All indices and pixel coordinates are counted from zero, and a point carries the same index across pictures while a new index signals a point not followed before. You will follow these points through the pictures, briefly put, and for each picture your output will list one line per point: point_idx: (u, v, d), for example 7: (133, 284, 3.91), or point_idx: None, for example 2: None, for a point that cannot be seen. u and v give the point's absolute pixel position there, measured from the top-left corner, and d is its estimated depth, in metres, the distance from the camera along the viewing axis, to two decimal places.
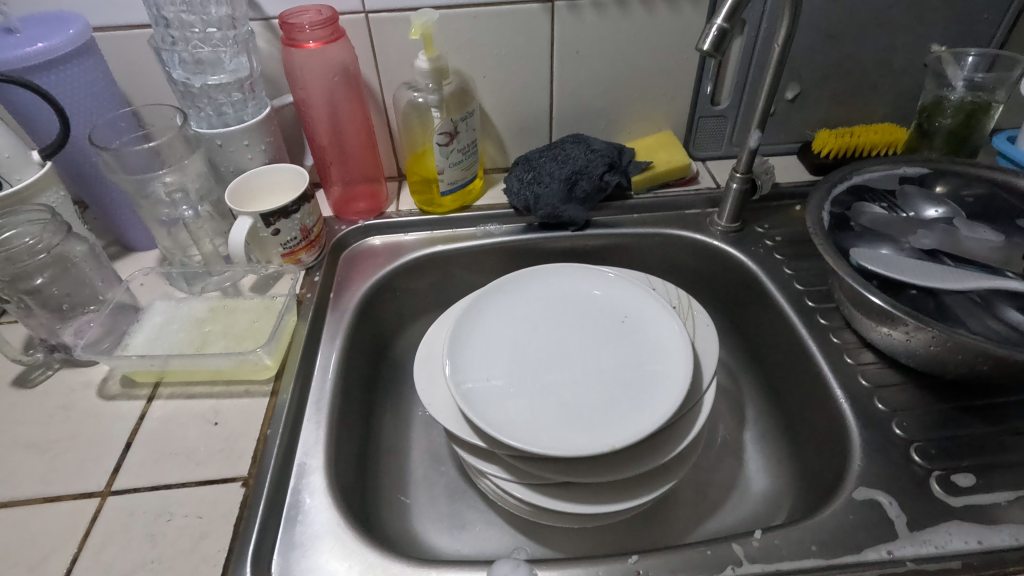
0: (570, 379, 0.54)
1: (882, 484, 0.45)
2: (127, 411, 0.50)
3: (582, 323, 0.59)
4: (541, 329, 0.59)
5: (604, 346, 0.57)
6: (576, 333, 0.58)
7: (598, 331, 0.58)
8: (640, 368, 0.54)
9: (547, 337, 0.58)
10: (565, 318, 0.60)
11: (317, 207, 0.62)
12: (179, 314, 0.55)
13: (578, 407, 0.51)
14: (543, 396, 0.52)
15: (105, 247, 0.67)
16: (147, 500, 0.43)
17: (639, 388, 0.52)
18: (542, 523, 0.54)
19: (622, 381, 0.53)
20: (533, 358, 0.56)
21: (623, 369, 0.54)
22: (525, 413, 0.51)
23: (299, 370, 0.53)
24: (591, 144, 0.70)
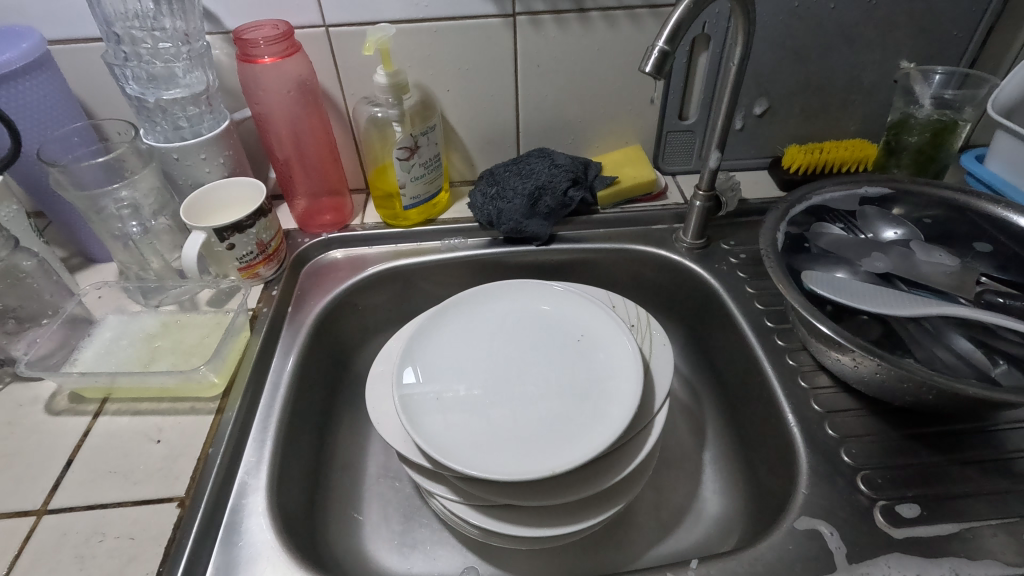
0: (520, 399, 0.54)
1: (825, 513, 0.44)
2: (72, 427, 0.50)
3: (537, 341, 0.59)
4: (496, 348, 0.59)
5: (558, 365, 0.56)
6: (530, 351, 0.58)
7: (553, 350, 0.58)
8: (590, 389, 0.53)
9: (501, 355, 0.58)
10: (521, 336, 0.60)
11: (275, 222, 0.62)
12: (131, 329, 0.55)
13: (525, 429, 0.51)
14: (491, 417, 0.52)
15: (67, 258, 0.67)
16: (81, 520, 0.43)
17: (587, 410, 0.51)
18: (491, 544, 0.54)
19: (572, 402, 0.53)
20: (485, 377, 0.56)
21: (573, 390, 0.54)
22: (470, 434, 0.50)
23: (247, 386, 0.53)
24: (555, 159, 0.70)
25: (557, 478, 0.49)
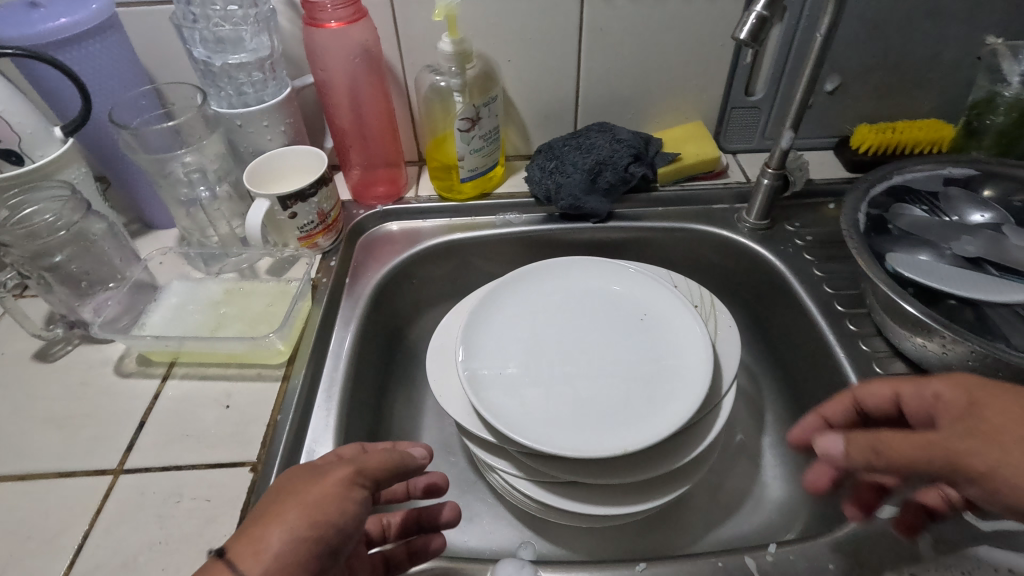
0: (584, 377, 0.53)
1: (908, 502, 0.43)
2: (142, 389, 0.51)
3: (598, 320, 0.58)
4: (557, 324, 0.58)
5: (621, 344, 0.55)
6: (592, 329, 0.57)
7: (615, 328, 0.57)
8: (656, 370, 0.52)
9: (562, 331, 0.57)
10: (581, 314, 0.59)
11: (335, 191, 0.61)
12: (196, 295, 0.55)
13: (590, 406, 0.50)
14: (555, 393, 0.51)
15: (126, 224, 0.67)
16: (158, 480, 0.44)
17: (654, 391, 0.50)
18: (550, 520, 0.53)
19: (638, 382, 0.52)
20: (548, 354, 0.55)
21: (638, 369, 0.53)
22: (535, 409, 0.50)
23: (311, 355, 0.53)
24: (616, 133, 0.68)
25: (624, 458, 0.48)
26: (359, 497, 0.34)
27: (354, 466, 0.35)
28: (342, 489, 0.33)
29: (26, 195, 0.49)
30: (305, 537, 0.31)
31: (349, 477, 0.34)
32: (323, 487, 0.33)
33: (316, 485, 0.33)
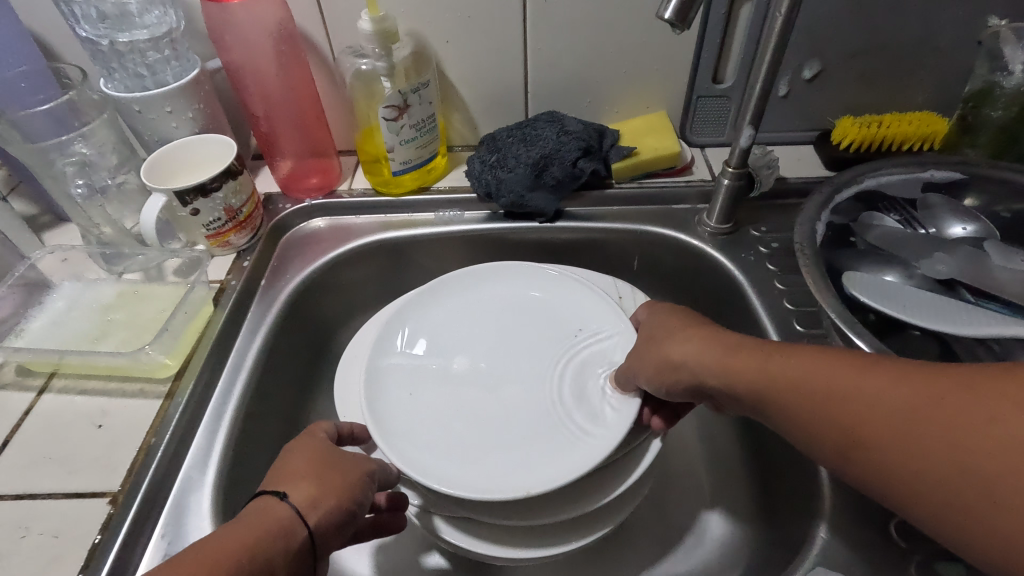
0: (504, 399, 0.47)
1: (846, 565, 0.37)
2: (15, 403, 0.46)
3: (530, 333, 0.52)
4: (485, 337, 0.52)
5: (550, 360, 0.50)
6: (524, 343, 0.51)
7: (546, 342, 0.51)
8: (582, 392, 0.47)
9: (490, 345, 0.51)
10: (513, 325, 0.53)
11: (246, 186, 0.56)
12: (85, 299, 0.51)
13: (506, 434, 0.45)
14: (470, 417, 0.46)
15: (36, 216, 0.62)
16: (6, 511, 0.39)
17: (576, 417, 0.45)
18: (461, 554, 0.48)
19: (561, 406, 0.46)
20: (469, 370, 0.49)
21: (563, 391, 0.47)
22: (440, 436, 0.45)
23: (203, 369, 0.48)
24: (565, 124, 0.61)
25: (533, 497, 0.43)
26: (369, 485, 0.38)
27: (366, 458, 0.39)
28: (359, 472, 0.38)
29: None
30: (332, 502, 0.35)
31: (365, 466, 0.39)
32: (348, 467, 0.38)
33: (338, 456, 0.38)
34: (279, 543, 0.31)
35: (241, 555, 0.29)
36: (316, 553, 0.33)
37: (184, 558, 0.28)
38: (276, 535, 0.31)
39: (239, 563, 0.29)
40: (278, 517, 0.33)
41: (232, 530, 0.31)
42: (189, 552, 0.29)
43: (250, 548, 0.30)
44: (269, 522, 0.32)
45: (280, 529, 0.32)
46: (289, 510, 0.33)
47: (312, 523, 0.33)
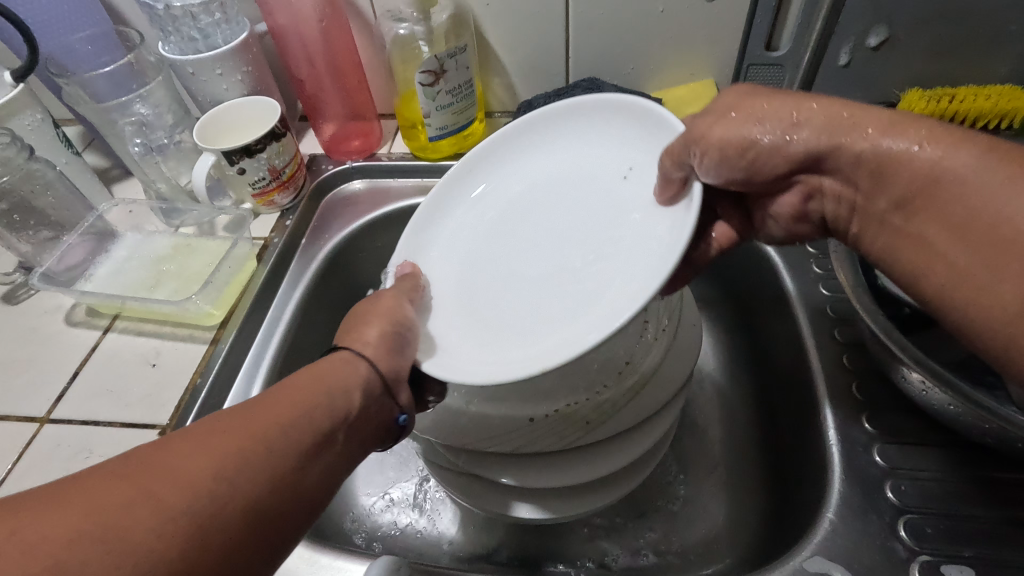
0: (539, 275, 0.37)
1: (847, 555, 0.36)
2: (84, 339, 0.52)
3: (585, 193, 0.40)
4: (506, 228, 0.42)
5: (590, 239, 0.37)
6: (575, 210, 0.39)
7: (597, 207, 0.38)
8: (616, 260, 0.34)
9: (508, 241, 0.41)
10: (553, 198, 0.42)
11: (290, 146, 0.58)
12: (144, 249, 0.55)
13: (540, 310, 0.36)
14: (500, 295, 0.38)
15: (107, 169, 0.65)
16: (74, 433, 0.45)
17: (602, 292, 0.33)
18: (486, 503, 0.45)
19: (579, 290, 0.35)
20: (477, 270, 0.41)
21: (602, 258, 0.35)
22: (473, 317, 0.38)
23: (245, 318, 0.52)
24: (604, 92, 0.59)
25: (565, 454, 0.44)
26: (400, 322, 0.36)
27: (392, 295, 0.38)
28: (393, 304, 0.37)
29: None
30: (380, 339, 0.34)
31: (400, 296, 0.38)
32: (386, 300, 0.37)
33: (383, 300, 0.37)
34: (351, 391, 0.31)
35: (304, 407, 0.28)
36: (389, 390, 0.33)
37: (254, 410, 0.27)
38: (343, 381, 0.31)
39: (317, 412, 0.28)
40: (343, 373, 0.31)
41: (295, 382, 0.29)
42: (257, 407, 0.27)
43: (326, 391, 0.29)
44: (335, 379, 0.30)
45: (338, 371, 0.31)
46: (352, 361, 0.32)
47: (370, 373, 0.32)
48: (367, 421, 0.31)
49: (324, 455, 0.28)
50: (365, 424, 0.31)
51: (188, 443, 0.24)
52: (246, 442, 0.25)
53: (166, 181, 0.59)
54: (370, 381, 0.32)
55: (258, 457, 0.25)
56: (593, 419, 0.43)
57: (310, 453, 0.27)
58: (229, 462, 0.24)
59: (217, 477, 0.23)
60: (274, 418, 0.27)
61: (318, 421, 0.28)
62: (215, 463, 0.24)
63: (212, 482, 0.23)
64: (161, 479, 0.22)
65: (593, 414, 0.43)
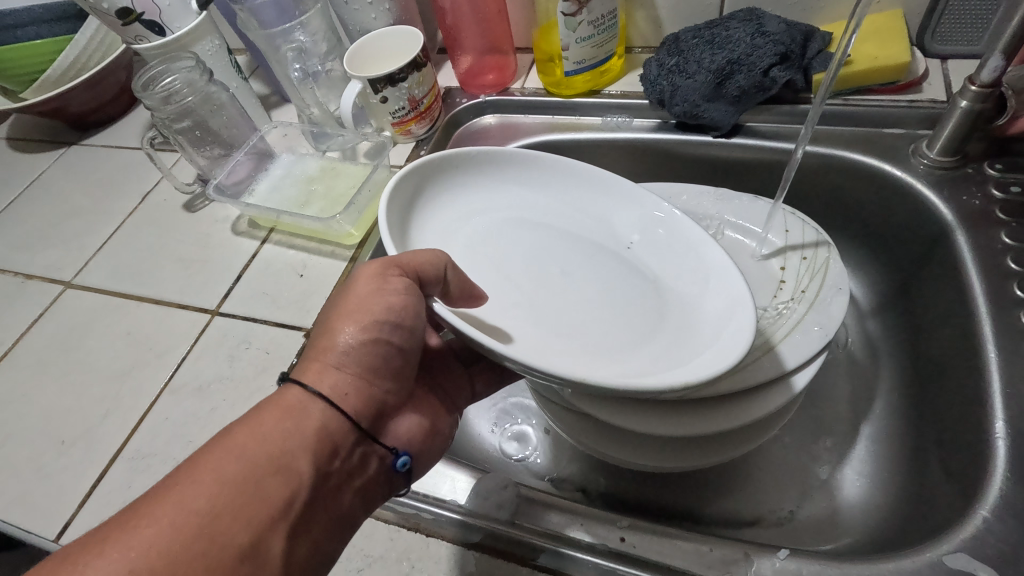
0: (509, 288, 0.41)
1: (999, 559, 0.32)
2: (246, 247, 0.59)
3: (602, 253, 0.44)
4: (546, 262, 0.43)
5: (612, 299, 0.41)
6: (572, 257, 0.44)
7: (598, 266, 0.43)
8: (673, 327, 0.38)
9: (500, 251, 0.44)
10: (559, 240, 0.45)
11: (429, 77, 0.59)
12: (297, 170, 0.60)
13: (579, 343, 0.38)
14: (518, 308, 0.40)
15: (267, 96, 0.71)
16: (238, 326, 0.52)
17: (687, 346, 0.36)
18: (595, 451, 0.46)
19: (644, 339, 0.38)
20: (473, 255, 0.43)
21: (647, 322, 0.39)
22: (520, 325, 0.38)
23: (379, 239, 0.55)
24: (764, 24, 0.53)
25: (678, 409, 0.43)
26: (419, 283, 0.36)
27: (395, 255, 0.37)
28: (375, 281, 0.36)
29: (165, 66, 0.57)
30: (354, 378, 0.36)
31: (382, 278, 0.36)
32: (363, 286, 0.37)
33: (356, 287, 0.37)
34: (298, 458, 0.32)
35: (249, 488, 0.29)
36: (365, 415, 0.37)
37: (192, 485, 0.29)
38: (297, 418, 0.33)
39: (260, 461, 0.31)
40: (300, 414, 0.34)
41: (235, 434, 0.31)
42: (202, 479, 0.29)
43: (273, 427, 0.32)
44: (274, 426, 0.32)
45: (289, 414, 0.33)
46: (305, 402, 0.34)
47: (323, 417, 0.34)
48: (323, 492, 0.33)
49: (277, 544, 0.29)
50: (323, 496, 0.33)
51: (125, 531, 0.27)
52: (175, 518, 0.27)
53: (318, 106, 0.63)
54: (319, 440, 0.33)
55: (194, 557, 0.26)
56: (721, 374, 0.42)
57: (247, 554, 0.28)
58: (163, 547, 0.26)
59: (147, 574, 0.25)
60: (214, 498, 0.28)
61: (263, 513, 0.29)
62: (142, 556, 0.26)
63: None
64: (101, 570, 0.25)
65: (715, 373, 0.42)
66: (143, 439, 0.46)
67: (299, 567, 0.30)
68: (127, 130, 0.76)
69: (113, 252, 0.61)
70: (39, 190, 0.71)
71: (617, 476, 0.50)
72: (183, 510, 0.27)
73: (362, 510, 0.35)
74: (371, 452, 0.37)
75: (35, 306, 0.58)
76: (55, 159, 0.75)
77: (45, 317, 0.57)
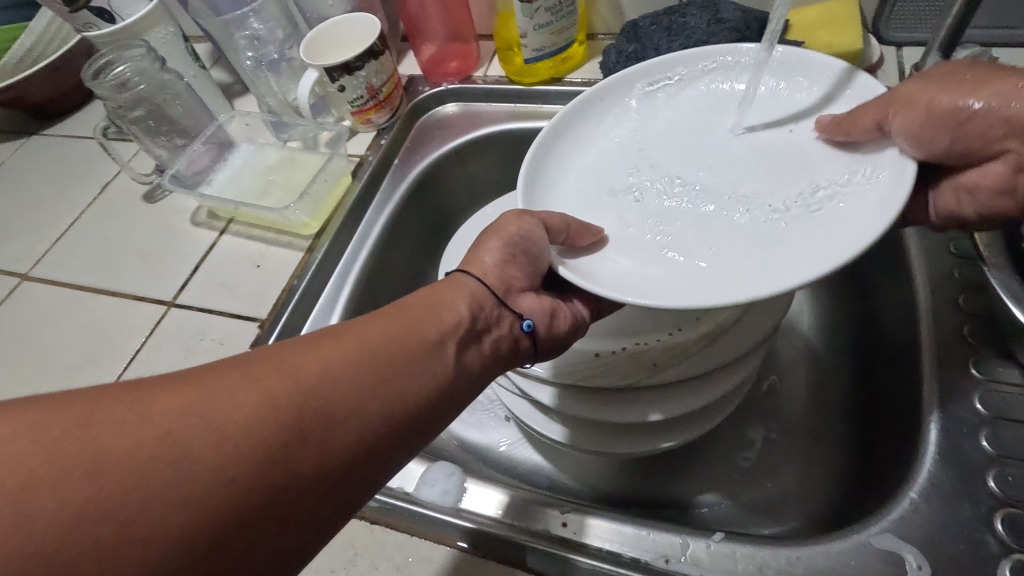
0: (681, 217, 0.35)
1: (924, 539, 0.33)
2: (204, 237, 0.58)
3: (696, 150, 0.39)
4: (720, 172, 0.37)
5: (762, 192, 0.35)
6: (656, 155, 0.39)
7: (785, 168, 0.36)
8: (795, 216, 0.33)
9: (684, 174, 0.38)
10: (711, 142, 0.39)
11: (387, 65, 0.59)
12: (255, 159, 0.59)
13: (706, 246, 0.34)
14: (672, 233, 0.35)
15: (230, 84, 0.71)
16: (195, 318, 0.52)
17: (800, 238, 0.32)
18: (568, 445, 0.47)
19: (775, 227, 0.33)
20: (627, 181, 0.38)
21: (783, 200, 0.34)
22: (640, 243, 0.35)
23: (337, 230, 0.55)
24: (720, 11, 0.53)
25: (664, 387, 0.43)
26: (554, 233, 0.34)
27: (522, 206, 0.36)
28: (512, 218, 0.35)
29: (116, 54, 0.56)
30: (493, 272, 0.35)
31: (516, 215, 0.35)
32: (506, 221, 0.35)
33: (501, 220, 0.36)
34: (440, 327, 0.30)
35: (401, 341, 0.28)
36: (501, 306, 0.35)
37: (360, 326, 0.28)
38: (443, 298, 0.33)
39: (413, 324, 0.30)
40: (448, 294, 0.33)
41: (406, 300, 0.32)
42: (347, 332, 0.28)
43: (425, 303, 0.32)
44: (426, 302, 0.32)
45: (442, 291, 0.33)
46: (456, 286, 0.34)
47: (469, 300, 0.33)
48: (463, 362, 0.30)
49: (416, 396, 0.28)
50: (461, 365, 0.30)
51: (267, 360, 0.25)
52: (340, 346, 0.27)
53: (275, 96, 0.62)
54: (461, 316, 0.32)
55: (342, 384, 0.26)
56: (664, 362, 0.43)
57: (380, 396, 0.26)
58: (329, 363, 0.26)
59: (294, 403, 0.24)
60: (377, 337, 0.28)
61: (403, 364, 0.28)
62: (303, 367, 0.25)
63: (295, 387, 0.25)
64: (253, 386, 0.24)
65: (663, 358, 0.43)
66: None
67: (417, 427, 0.28)
68: (88, 120, 0.75)
69: (72, 244, 0.61)
70: None
71: (574, 463, 0.50)
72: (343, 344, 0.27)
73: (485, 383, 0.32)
74: (505, 330, 0.34)
75: None
76: (15, 149, 0.74)
77: None
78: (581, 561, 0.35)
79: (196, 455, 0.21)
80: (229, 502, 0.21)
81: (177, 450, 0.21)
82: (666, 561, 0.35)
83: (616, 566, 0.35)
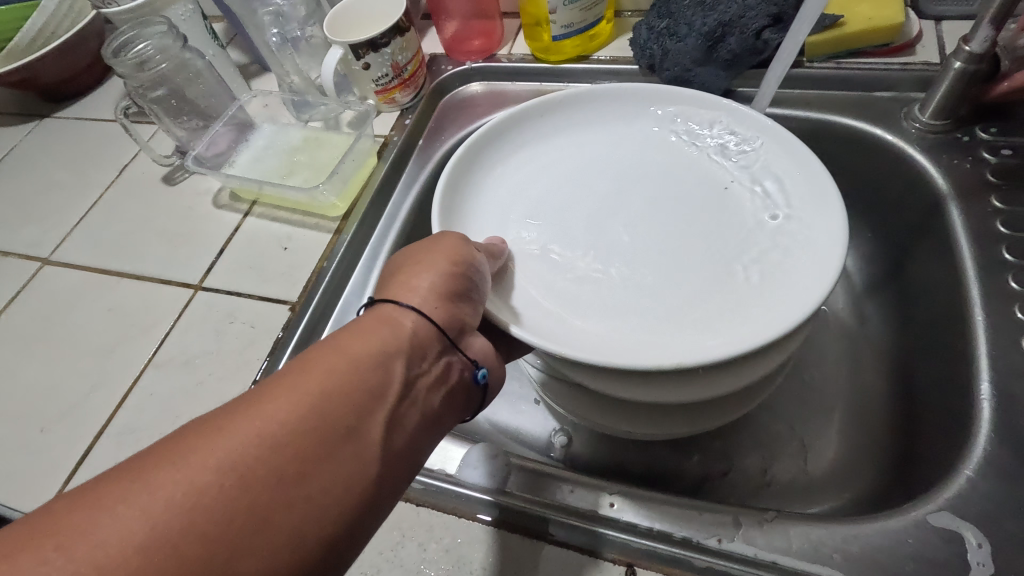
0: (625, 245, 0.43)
1: (981, 517, 0.33)
2: (228, 220, 0.57)
3: (652, 192, 0.46)
4: (656, 210, 0.45)
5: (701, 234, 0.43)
6: (609, 210, 0.46)
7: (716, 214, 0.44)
8: (739, 275, 0.40)
9: (621, 206, 0.46)
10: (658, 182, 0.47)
11: (412, 43, 0.58)
12: (278, 140, 0.58)
13: (630, 279, 0.42)
14: (616, 257, 0.43)
15: (247, 65, 0.69)
16: (223, 301, 0.51)
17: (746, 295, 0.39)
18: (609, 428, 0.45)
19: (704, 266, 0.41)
20: (564, 200, 0.47)
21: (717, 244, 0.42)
22: (579, 263, 0.43)
23: (365, 211, 0.54)
24: None
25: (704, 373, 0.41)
26: (471, 261, 0.36)
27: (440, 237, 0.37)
28: (450, 245, 0.36)
29: (136, 32, 0.55)
30: (442, 298, 0.33)
31: (458, 241, 0.37)
32: (449, 243, 0.36)
33: (440, 243, 0.36)
34: (392, 362, 0.29)
35: (340, 384, 0.27)
36: (452, 337, 0.33)
37: (291, 379, 0.26)
38: (388, 326, 0.31)
39: (366, 361, 0.28)
40: (394, 322, 0.31)
41: (340, 337, 0.29)
42: (282, 381, 0.26)
43: (376, 333, 0.30)
44: (370, 335, 0.30)
45: (385, 322, 0.31)
46: (398, 315, 0.32)
47: (417, 326, 0.31)
48: (417, 397, 0.29)
49: (378, 428, 0.27)
50: (414, 399, 0.29)
51: (207, 427, 0.24)
52: (269, 414, 0.24)
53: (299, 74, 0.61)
54: (410, 343, 0.30)
55: (284, 448, 0.24)
56: None
57: (334, 445, 0.25)
58: (254, 436, 0.24)
59: (249, 456, 0.23)
60: (312, 391, 0.26)
61: (357, 400, 0.26)
62: (232, 448, 0.23)
63: (230, 469, 0.23)
64: (200, 453, 0.23)
65: None
66: (129, 416, 0.46)
67: (388, 469, 0.27)
68: (102, 101, 0.73)
69: (92, 227, 0.60)
70: (11, 164, 0.69)
71: (608, 445, 0.50)
72: (277, 408, 0.25)
73: (447, 418, 0.32)
74: (454, 361, 0.33)
75: (11, 284, 0.57)
76: (28, 132, 0.72)
77: (22, 296, 0.56)
78: (635, 541, 0.34)
79: (158, 520, 0.21)
80: (188, 559, 0.21)
81: (132, 524, 0.21)
82: (718, 540, 0.34)
83: (671, 546, 0.34)
